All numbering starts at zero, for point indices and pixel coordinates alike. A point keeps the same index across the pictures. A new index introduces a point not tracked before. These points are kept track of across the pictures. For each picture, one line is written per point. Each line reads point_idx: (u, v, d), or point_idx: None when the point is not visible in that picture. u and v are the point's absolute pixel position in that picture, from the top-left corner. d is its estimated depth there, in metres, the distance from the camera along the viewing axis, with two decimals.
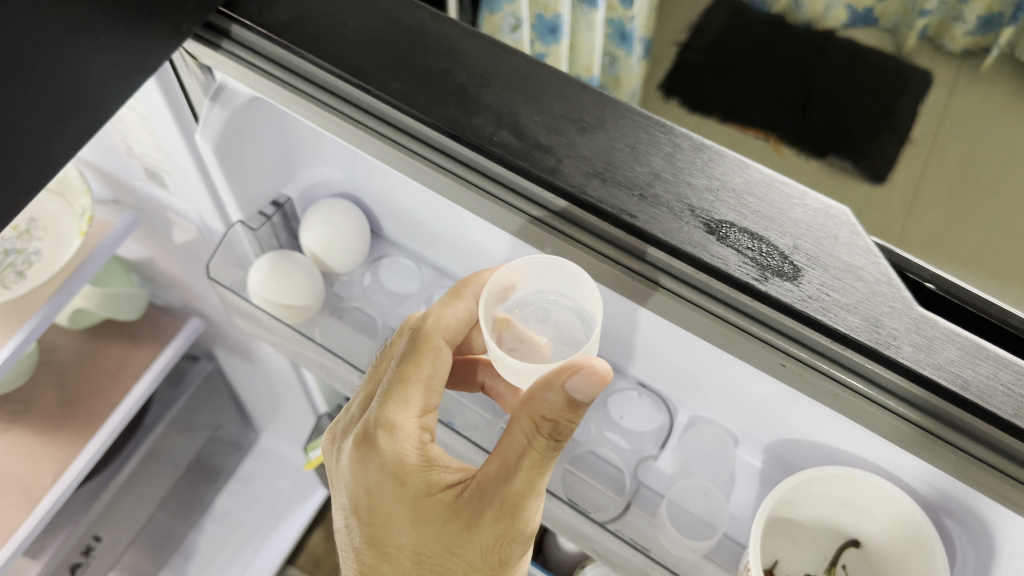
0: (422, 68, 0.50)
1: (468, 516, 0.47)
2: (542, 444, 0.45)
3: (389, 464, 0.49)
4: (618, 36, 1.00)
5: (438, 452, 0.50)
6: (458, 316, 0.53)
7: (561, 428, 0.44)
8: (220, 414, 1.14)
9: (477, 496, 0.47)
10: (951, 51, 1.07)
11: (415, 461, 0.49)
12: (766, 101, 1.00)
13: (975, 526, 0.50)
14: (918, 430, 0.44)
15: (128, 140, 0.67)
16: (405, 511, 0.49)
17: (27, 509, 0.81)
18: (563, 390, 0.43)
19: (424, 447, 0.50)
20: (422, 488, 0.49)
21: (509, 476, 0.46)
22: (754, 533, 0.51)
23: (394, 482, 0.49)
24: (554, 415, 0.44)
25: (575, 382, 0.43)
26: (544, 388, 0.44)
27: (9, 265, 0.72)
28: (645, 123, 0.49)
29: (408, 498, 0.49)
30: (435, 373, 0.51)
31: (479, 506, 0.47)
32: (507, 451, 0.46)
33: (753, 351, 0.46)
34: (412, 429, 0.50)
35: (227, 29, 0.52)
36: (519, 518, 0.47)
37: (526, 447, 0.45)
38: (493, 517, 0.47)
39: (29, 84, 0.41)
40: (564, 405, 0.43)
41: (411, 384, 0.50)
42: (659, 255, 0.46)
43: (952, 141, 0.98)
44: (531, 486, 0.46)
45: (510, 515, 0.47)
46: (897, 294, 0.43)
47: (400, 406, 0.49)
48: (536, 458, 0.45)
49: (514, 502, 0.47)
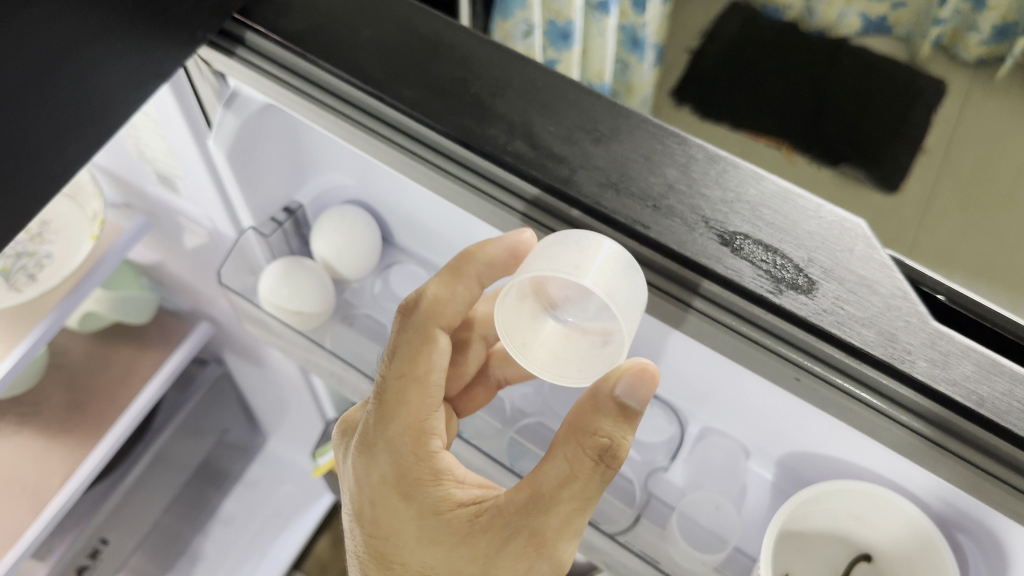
0: (436, 77, 0.50)
1: (486, 541, 0.46)
2: (588, 465, 0.44)
3: (392, 475, 0.48)
4: (631, 42, 0.99)
5: (448, 462, 0.48)
6: (462, 297, 0.48)
7: (611, 448, 0.44)
8: (228, 418, 1.14)
9: (498, 522, 0.46)
10: (965, 61, 1.06)
11: (420, 473, 0.47)
12: (778, 109, 1.00)
13: (988, 542, 0.50)
14: (934, 447, 0.43)
15: (140, 145, 0.67)
16: (412, 527, 0.48)
17: (36, 511, 0.81)
18: (613, 399, 0.44)
19: (427, 458, 0.47)
20: (429, 505, 0.47)
21: (541, 504, 0.45)
22: (764, 546, 0.50)
23: (399, 495, 0.48)
24: (607, 430, 0.44)
25: (624, 388, 0.44)
26: (592, 404, 0.45)
27: (21, 267, 0.72)
28: (659, 133, 0.49)
29: (414, 512, 0.47)
30: (435, 367, 0.47)
31: (497, 533, 0.46)
32: (543, 481, 0.45)
33: (766, 363, 0.45)
34: (410, 438, 0.47)
35: (241, 37, 0.53)
36: (543, 550, 0.45)
37: (569, 473, 0.44)
38: (518, 548, 0.45)
39: (43, 92, 0.41)
40: (615, 413, 0.44)
41: (408, 385, 0.47)
42: (713, 288, 0.45)
43: (965, 152, 0.97)
44: (567, 514, 0.45)
45: (531, 548, 0.45)
46: (912, 308, 0.43)
47: (401, 409, 0.47)
48: (577, 488, 0.45)
49: (540, 532, 0.45)
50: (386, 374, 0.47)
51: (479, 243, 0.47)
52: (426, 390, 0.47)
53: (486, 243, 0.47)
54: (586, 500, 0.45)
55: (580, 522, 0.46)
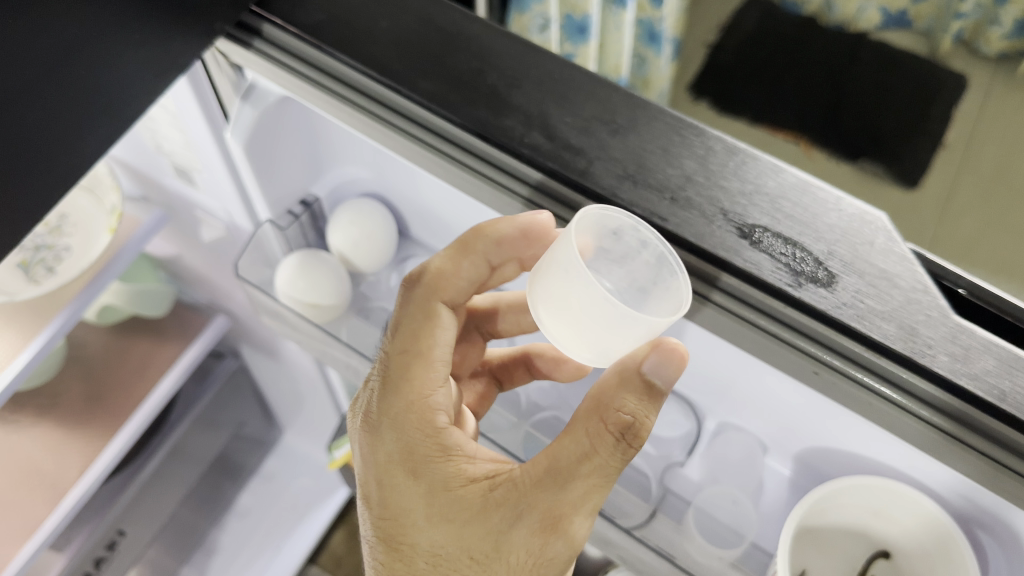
0: (453, 69, 0.50)
1: (498, 514, 0.45)
2: (606, 442, 0.44)
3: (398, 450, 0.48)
4: (649, 36, 1.00)
5: (457, 439, 0.48)
6: (468, 274, 0.50)
7: (633, 425, 0.44)
8: (244, 411, 1.15)
9: (513, 496, 0.45)
10: (986, 55, 1.01)
11: (428, 449, 0.47)
12: (796, 104, 0.98)
13: (1008, 538, 0.49)
14: (953, 442, 0.43)
15: (158, 137, 0.67)
16: (421, 505, 0.47)
17: (53, 503, 0.82)
18: (640, 376, 0.44)
19: (437, 432, 0.47)
20: (439, 482, 0.47)
21: (559, 478, 0.44)
22: (781, 543, 0.49)
23: (408, 471, 0.47)
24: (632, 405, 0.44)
25: (651, 363, 0.44)
26: (618, 380, 0.45)
27: (40, 260, 0.73)
28: (677, 125, 0.48)
29: (422, 488, 0.47)
30: (440, 340, 0.48)
31: (510, 507, 0.45)
32: (563, 455, 0.45)
33: (784, 357, 0.45)
34: (421, 410, 0.47)
35: (259, 28, 0.52)
36: (557, 525, 0.44)
37: (588, 448, 0.44)
38: (531, 523, 0.45)
39: (61, 83, 0.42)
40: (639, 389, 0.44)
41: (413, 360, 0.48)
42: (728, 279, 0.45)
43: (986, 148, 0.94)
44: (585, 489, 0.44)
45: (547, 520, 0.44)
46: (934, 302, 0.42)
47: (407, 382, 0.48)
48: (598, 464, 0.44)
49: (557, 505, 0.44)
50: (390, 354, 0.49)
51: (490, 221, 0.47)
52: (431, 364, 0.48)
53: (496, 221, 0.48)
54: (605, 478, 0.45)
55: (596, 502, 0.46)
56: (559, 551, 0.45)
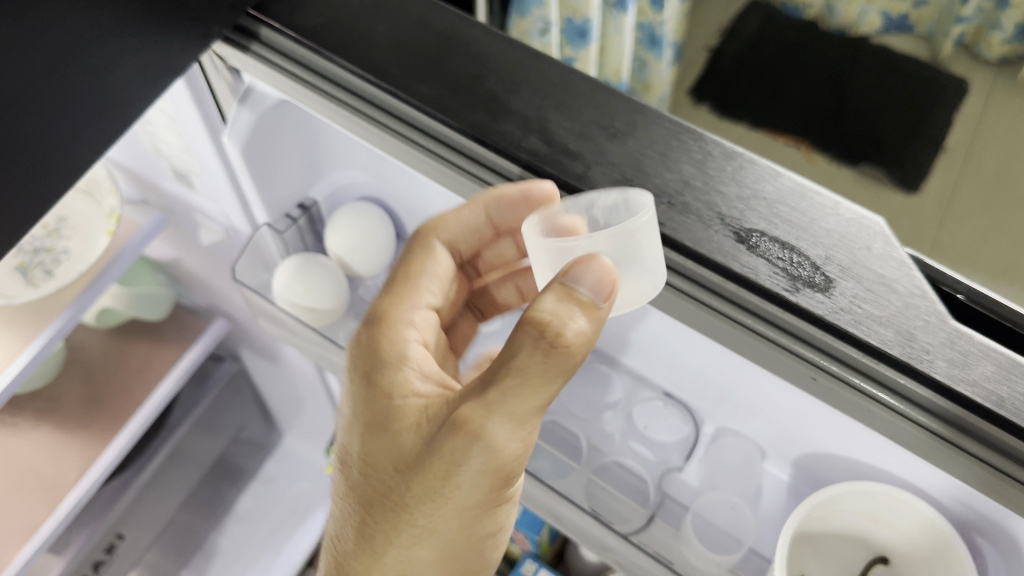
0: (451, 73, 0.50)
1: (429, 426, 0.45)
2: (535, 359, 0.42)
3: (363, 381, 0.50)
4: (649, 40, 1.02)
5: (415, 352, 0.51)
6: (460, 221, 0.53)
7: (550, 325, 0.41)
8: (244, 414, 1.15)
9: (442, 411, 0.45)
10: (987, 59, 0.99)
11: (380, 360, 0.50)
12: (799, 110, 0.97)
13: (1007, 545, 0.48)
14: (951, 447, 0.43)
15: (156, 141, 0.67)
16: (367, 406, 0.49)
17: (52, 506, 0.82)
18: (561, 282, 0.43)
19: (400, 343, 0.51)
20: (385, 387, 0.49)
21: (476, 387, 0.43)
22: (779, 548, 0.49)
23: (362, 375, 0.50)
24: (550, 315, 0.42)
25: (581, 275, 0.42)
26: (548, 289, 0.43)
27: (38, 263, 0.73)
28: (675, 130, 0.48)
29: (370, 391, 0.49)
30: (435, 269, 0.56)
31: (437, 421, 0.45)
32: (489, 364, 0.43)
33: (783, 363, 0.44)
34: (397, 320, 0.53)
35: (256, 32, 0.52)
36: (467, 424, 0.42)
37: (508, 350, 0.42)
38: (449, 423, 0.43)
39: (55, 87, 0.41)
40: (561, 296, 0.42)
41: (403, 283, 0.55)
42: (722, 283, 0.44)
43: (988, 151, 0.91)
44: (492, 397, 0.42)
45: (454, 429, 0.43)
46: (931, 307, 0.42)
47: (398, 301, 0.54)
48: (519, 363, 0.42)
49: (473, 409, 0.42)
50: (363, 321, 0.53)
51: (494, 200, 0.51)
52: (418, 288, 0.55)
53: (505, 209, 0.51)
54: (527, 387, 0.42)
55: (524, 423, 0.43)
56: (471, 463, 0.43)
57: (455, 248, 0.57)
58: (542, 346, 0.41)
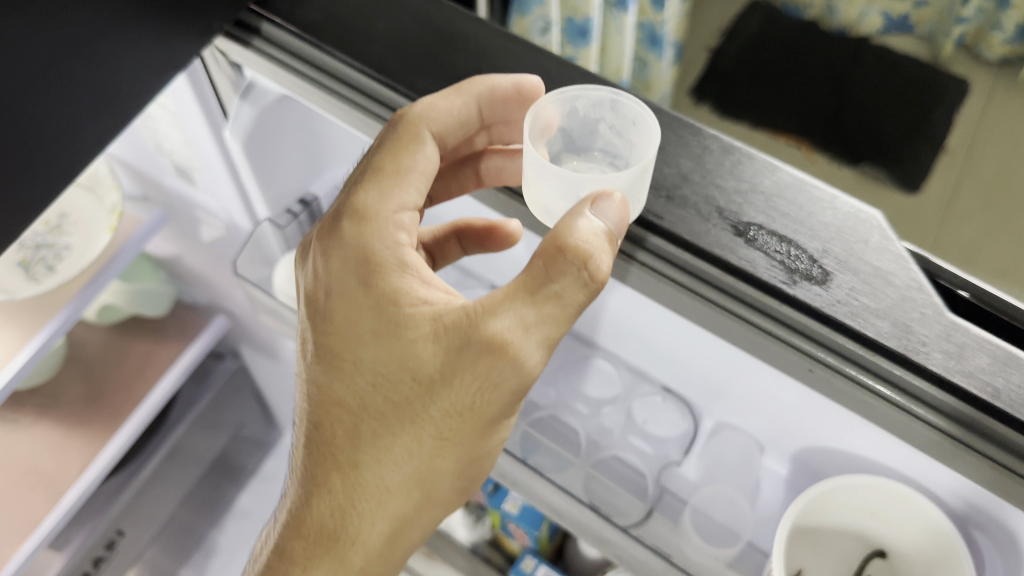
0: (451, 68, 0.51)
1: (449, 341, 0.43)
2: (575, 287, 0.41)
3: (356, 283, 0.45)
4: (649, 40, 1.00)
5: (412, 255, 0.46)
6: (453, 111, 0.47)
7: (590, 254, 0.40)
8: (244, 411, 1.15)
9: (463, 325, 0.42)
10: (988, 60, 0.99)
11: (376, 266, 0.45)
12: (798, 108, 0.97)
13: (1003, 538, 0.49)
14: (948, 439, 0.43)
15: (158, 137, 0.68)
16: (368, 315, 0.45)
17: (52, 502, 0.82)
18: (586, 208, 0.41)
19: (396, 248, 0.46)
20: (388, 297, 0.44)
21: (511, 299, 0.42)
22: (776, 542, 0.49)
23: (358, 280, 0.45)
24: (578, 249, 0.40)
25: (600, 207, 0.41)
26: (568, 212, 0.41)
27: (40, 259, 0.73)
28: (673, 124, 0.49)
29: (371, 300, 0.45)
30: (419, 165, 0.48)
31: (460, 335, 0.42)
32: (523, 279, 0.42)
33: (780, 355, 0.45)
34: (387, 220, 0.46)
35: (258, 27, 0.53)
36: (508, 348, 0.42)
37: (548, 270, 0.41)
38: (483, 341, 0.42)
39: (58, 81, 0.42)
40: (597, 233, 0.41)
41: (386, 176, 0.47)
42: (720, 275, 0.45)
43: (988, 151, 0.91)
44: (532, 313, 0.42)
45: (491, 350, 0.42)
46: (928, 300, 0.42)
47: (383, 197, 0.47)
48: (565, 281, 0.41)
49: (510, 330, 0.42)
50: (340, 215, 0.47)
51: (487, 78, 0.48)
52: (404, 182, 0.47)
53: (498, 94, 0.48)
54: (563, 309, 0.42)
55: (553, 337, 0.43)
56: (508, 381, 0.43)
57: (443, 141, 0.49)
58: (586, 279, 0.41)
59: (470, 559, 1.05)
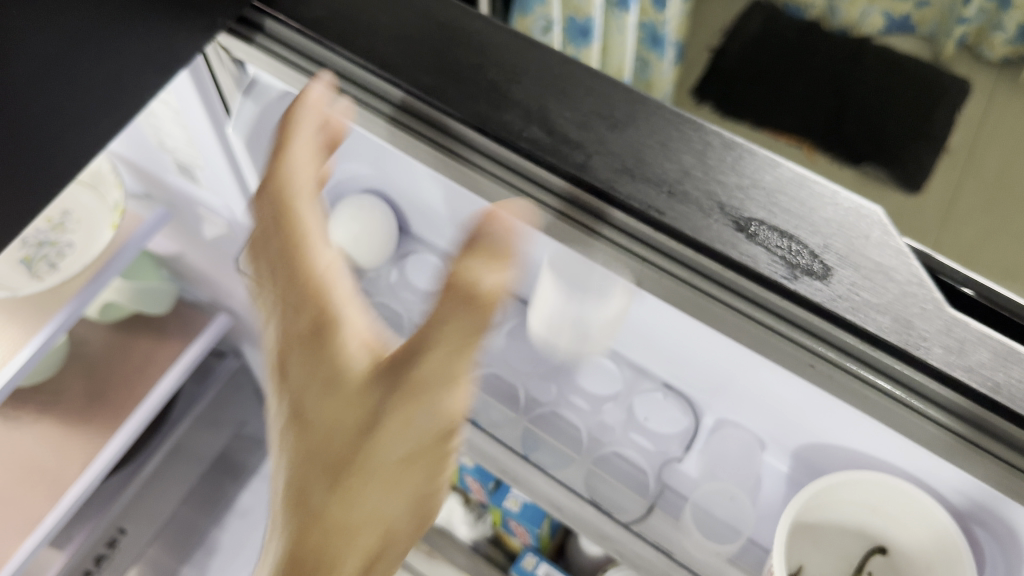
0: (453, 63, 0.50)
1: (383, 388, 0.44)
2: (462, 317, 0.42)
3: (300, 334, 0.45)
4: (651, 39, 1.00)
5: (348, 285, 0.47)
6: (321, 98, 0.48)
7: (480, 286, 0.42)
8: (245, 410, 1.15)
9: (397, 360, 0.44)
10: (990, 60, 0.98)
11: (314, 300, 0.45)
12: (801, 109, 0.98)
13: (1004, 534, 0.49)
14: (945, 430, 0.43)
15: (160, 134, 0.68)
16: (314, 366, 0.44)
17: (54, 499, 0.83)
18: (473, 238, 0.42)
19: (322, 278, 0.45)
20: (327, 334, 0.45)
21: (432, 331, 0.43)
22: (777, 537, 0.49)
23: (302, 326, 0.45)
24: (476, 271, 0.42)
25: (492, 225, 0.42)
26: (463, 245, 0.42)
27: (42, 256, 0.73)
28: (675, 119, 0.49)
29: (317, 352, 0.45)
30: (313, 173, 0.47)
31: (393, 376, 0.44)
32: (436, 317, 0.43)
33: (781, 350, 0.45)
34: (315, 264, 0.45)
35: (261, 24, 0.53)
36: (421, 379, 0.43)
37: (465, 296, 0.42)
38: (411, 374, 0.43)
39: (61, 75, 0.42)
40: (479, 251, 0.42)
41: (284, 207, 0.46)
42: (721, 272, 0.45)
43: (991, 151, 0.90)
44: (446, 352, 0.43)
45: (409, 390, 0.43)
46: (929, 295, 0.42)
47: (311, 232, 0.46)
48: (469, 308, 0.42)
49: (433, 369, 0.43)
50: (273, 244, 0.46)
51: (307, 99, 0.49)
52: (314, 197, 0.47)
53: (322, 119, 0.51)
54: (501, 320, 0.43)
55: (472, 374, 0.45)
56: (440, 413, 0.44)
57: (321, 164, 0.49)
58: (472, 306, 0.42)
59: (471, 558, 1.05)
